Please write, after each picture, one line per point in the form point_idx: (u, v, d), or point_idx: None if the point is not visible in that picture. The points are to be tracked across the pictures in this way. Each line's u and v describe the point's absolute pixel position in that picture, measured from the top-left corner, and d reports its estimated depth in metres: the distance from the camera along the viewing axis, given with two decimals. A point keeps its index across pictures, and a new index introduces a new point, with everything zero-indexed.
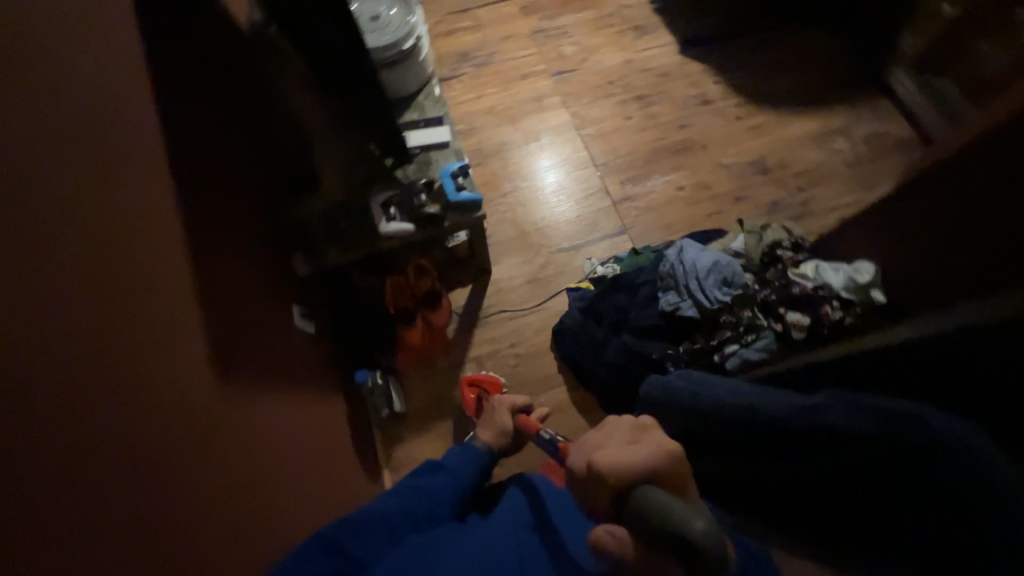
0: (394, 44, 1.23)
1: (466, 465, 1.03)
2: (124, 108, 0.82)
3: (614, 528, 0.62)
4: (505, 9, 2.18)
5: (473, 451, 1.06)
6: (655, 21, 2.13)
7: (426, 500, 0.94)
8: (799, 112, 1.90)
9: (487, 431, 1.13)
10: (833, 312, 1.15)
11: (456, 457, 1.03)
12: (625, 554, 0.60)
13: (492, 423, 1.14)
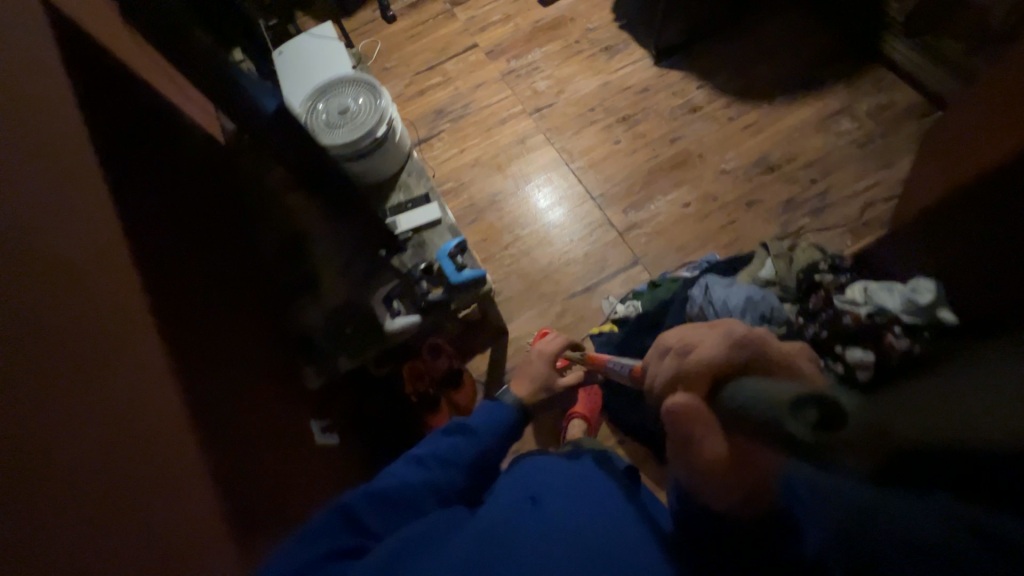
0: (367, 133, 1.19)
1: (494, 423, 0.96)
2: (132, 178, 0.95)
3: (695, 409, 0.63)
4: (472, 57, 2.17)
5: (504, 407, 1.00)
6: (625, 38, 2.08)
7: (445, 467, 0.85)
8: (793, 99, 1.80)
9: (527, 382, 1.14)
10: (898, 340, 1.08)
11: (484, 415, 0.97)
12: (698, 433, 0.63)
13: (536, 372, 1.17)
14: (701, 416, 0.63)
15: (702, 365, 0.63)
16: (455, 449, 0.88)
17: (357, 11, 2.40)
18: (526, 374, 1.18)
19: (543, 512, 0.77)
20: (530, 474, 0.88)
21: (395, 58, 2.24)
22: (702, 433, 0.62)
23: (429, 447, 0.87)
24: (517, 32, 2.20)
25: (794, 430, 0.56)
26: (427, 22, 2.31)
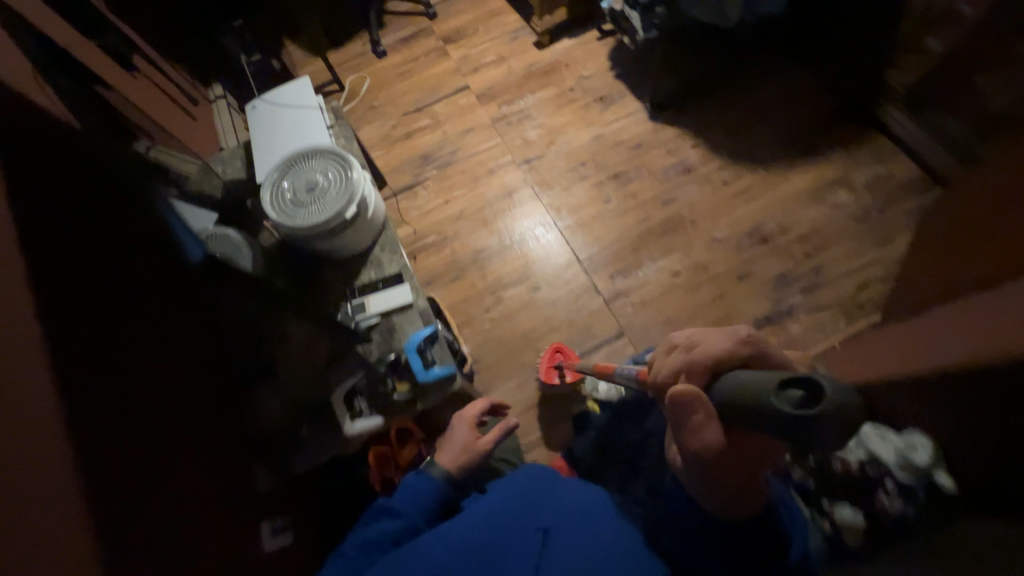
0: (336, 215, 1.11)
1: (418, 501, 1.03)
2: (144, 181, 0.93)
3: (691, 397, 0.62)
4: (463, 100, 2.10)
5: (428, 481, 1.06)
6: (620, 87, 2.01)
7: (382, 548, 0.96)
8: (790, 165, 1.75)
9: (447, 454, 1.14)
10: (890, 502, 0.99)
11: (406, 495, 1.03)
12: (697, 420, 0.62)
13: (456, 444, 1.16)
14: (705, 402, 0.61)
15: (710, 356, 0.64)
16: (392, 526, 0.98)
17: (347, 42, 2.33)
18: (448, 446, 1.17)
19: (545, 546, 0.91)
20: (511, 501, 1.00)
21: (384, 95, 2.17)
22: (697, 424, 0.62)
23: (371, 529, 0.98)
24: (509, 75, 2.13)
25: (773, 405, 0.50)
26: (418, 58, 2.24)
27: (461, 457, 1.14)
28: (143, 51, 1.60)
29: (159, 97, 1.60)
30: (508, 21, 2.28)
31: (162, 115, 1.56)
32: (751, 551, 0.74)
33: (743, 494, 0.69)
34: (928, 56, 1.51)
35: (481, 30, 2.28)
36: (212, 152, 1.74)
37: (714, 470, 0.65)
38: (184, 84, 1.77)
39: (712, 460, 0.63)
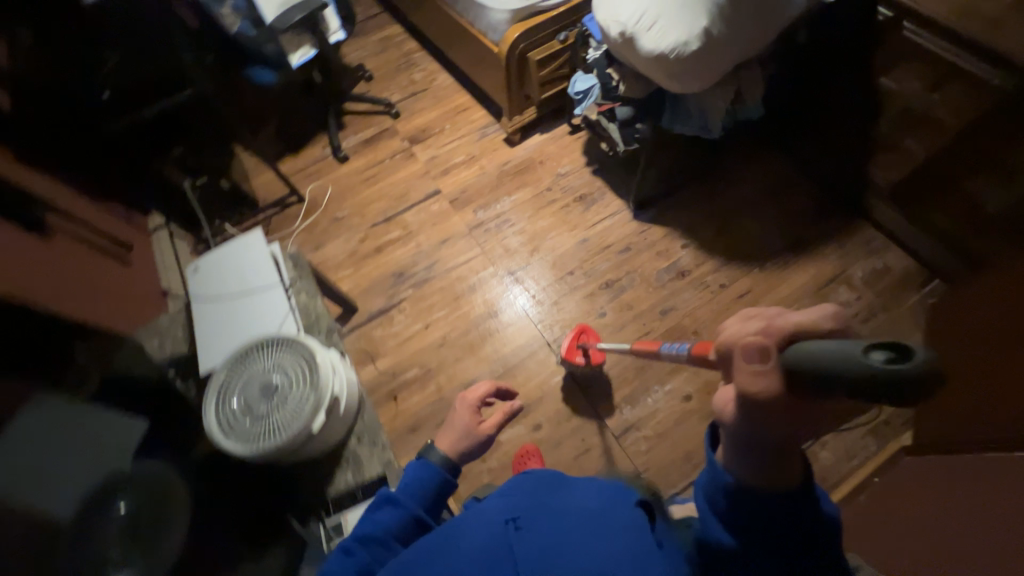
0: (298, 433, 0.90)
1: (420, 489, 0.85)
2: None
3: (751, 345, 0.51)
4: (435, 206, 1.97)
5: (433, 468, 0.87)
6: (599, 184, 1.93)
7: (381, 545, 0.76)
8: (786, 264, 1.68)
9: (448, 438, 0.93)
10: None
11: (408, 481, 0.85)
12: (755, 371, 0.50)
13: (457, 428, 0.94)
14: (770, 354, 0.50)
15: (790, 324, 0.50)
16: (392, 517, 0.79)
17: (305, 147, 2.18)
18: (448, 431, 0.95)
19: (515, 540, 0.66)
20: (511, 496, 0.75)
21: (349, 205, 2.01)
22: (757, 373, 0.50)
23: (369, 523, 0.78)
24: (483, 176, 2.03)
25: (853, 371, 0.44)
26: (383, 161, 2.12)
27: (464, 443, 0.93)
28: (67, 211, 1.37)
29: (90, 263, 1.38)
30: (475, 117, 2.20)
31: (94, 285, 1.34)
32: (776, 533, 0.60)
33: (784, 460, 0.58)
34: (908, 157, 1.48)
35: (448, 127, 2.19)
36: (155, 313, 1.52)
37: (762, 427, 0.53)
38: (122, 235, 1.56)
39: (757, 416, 0.52)
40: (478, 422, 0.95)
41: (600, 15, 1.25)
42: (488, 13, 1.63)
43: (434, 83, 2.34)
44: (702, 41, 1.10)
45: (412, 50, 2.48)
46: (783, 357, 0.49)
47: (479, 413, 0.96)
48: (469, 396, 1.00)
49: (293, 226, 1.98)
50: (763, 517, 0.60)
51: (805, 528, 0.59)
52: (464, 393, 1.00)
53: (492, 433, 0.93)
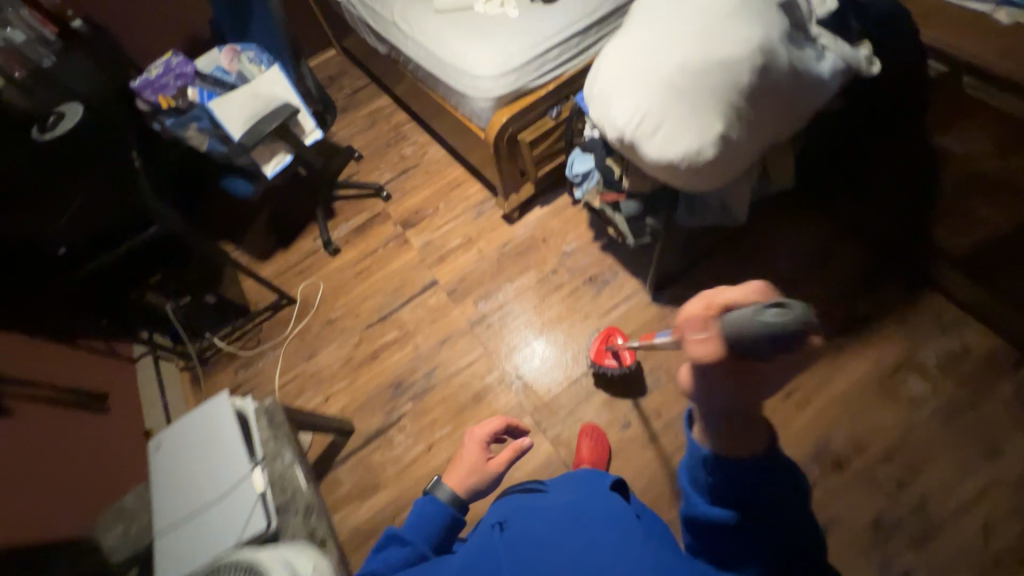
0: None
1: (426, 524, 0.80)
2: None
3: (696, 325, 0.49)
4: (432, 300, 1.81)
5: (440, 504, 0.83)
6: (611, 263, 1.73)
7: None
8: (839, 350, 1.42)
9: (456, 473, 0.90)
10: None
11: (413, 522, 0.80)
12: (701, 342, 0.48)
13: (465, 465, 0.91)
14: (707, 323, 0.49)
15: (724, 298, 0.49)
16: (397, 555, 0.74)
17: (295, 241, 2.08)
18: (457, 467, 0.92)
19: (508, 534, 0.64)
20: (499, 509, 0.75)
21: (341, 305, 1.88)
22: (701, 346, 0.49)
23: (373, 561, 0.74)
24: (481, 261, 1.86)
25: (767, 330, 0.44)
26: (376, 251, 1.98)
27: (471, 478, 0.89)
28: (22, 380, 1.26)
29: (45, 440, 1.23)
30: (470, 192, 2.05)
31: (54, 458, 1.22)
32: (766, 503, 0.54)
33: (761, 433, 0.55)
34: None
35: (442, 207, 2.04)
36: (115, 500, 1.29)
37: (726, 400, 0.51)
38: (91, 385, 1.43)
39: (714, 386, 0.51)
40: (487, 459, 0.91)
41: (593, 108, 1.06)
42: (469, 101, 1.47)
43: (425, 157, 2.21)
44: (718, 146, 0.90)
45: (401, 123, 2.37)
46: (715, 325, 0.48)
47: (487, 451, 0.92)
48: (475, 431, 0.95)
49: (285, 333, 1.85)
50: (741, 488, 0.55)
51: (781, 493, 0.55)
52: (472, 428, 0.96)
53: (505, 467, 0.90)
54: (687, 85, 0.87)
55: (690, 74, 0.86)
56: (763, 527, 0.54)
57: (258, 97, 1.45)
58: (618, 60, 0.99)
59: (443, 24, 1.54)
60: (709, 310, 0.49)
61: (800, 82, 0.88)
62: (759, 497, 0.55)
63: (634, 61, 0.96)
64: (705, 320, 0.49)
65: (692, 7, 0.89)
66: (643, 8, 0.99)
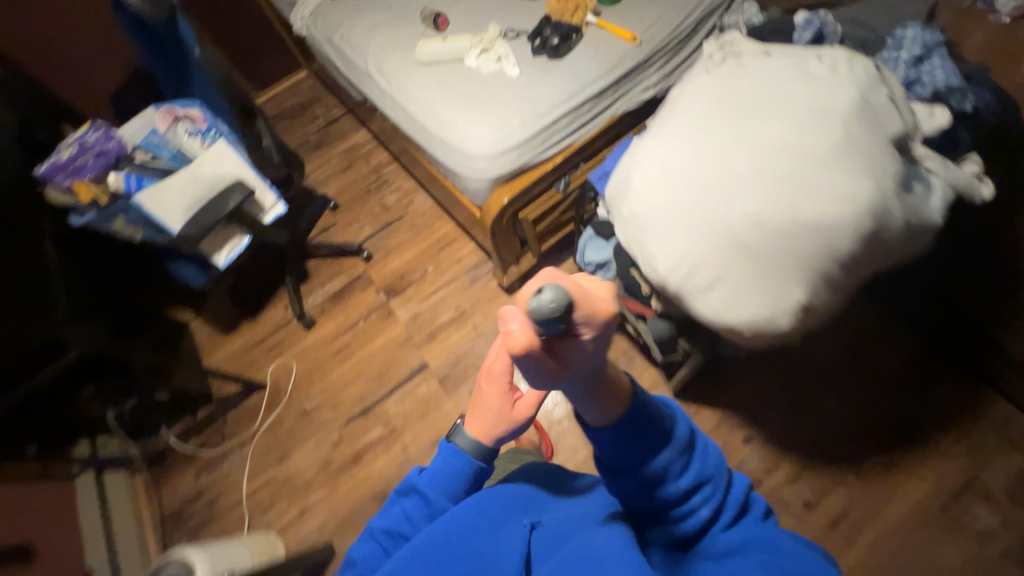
0: None
1: (451, 476, 0.64)
2: None
3: (507, 318, 0.45)
4: (422, 389, 1.58)
5: (465, 457, 0.64)
6: (626, 346, 1.46)
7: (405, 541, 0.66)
8: (891, 467, 1.24)
9: (479, 419, 0.62)
10: None
11: (432, 471, 0.66)
12: (516, 334, 0.44)
13: (486, 408, 0.61)
14: (513, 317, 0.45)
15: (522, 288, 0.45)
16: (419, 512, 0.66)
17: (263, 310, 1.82)
18: (477, 407, 0.62)
19: (538, 547, 0.60)
20: (523, 492, 0.70)
21: (317, 392, 1.64)
22: (516, 340, 0.44)
23: (393, 515, 0.68)
24: (477, 340, 1.63)
25: (551, 313, 0.42)
26: (356, 325, 1.74)
27: (498, 427, 0.61)
28: None
29: None
30: (462, 254, 1.81)
31: None
32: (626, 443, 0.57)
33: (609, 396, 0.54)
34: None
35: (431, 270, 1.80)
36: None
37: (558, 384, 0.49)
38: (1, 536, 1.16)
39: (545, 379, 0.48)
40: (514, 402, 0.60)
41: (625, 232, 0.84)
42: (461, 180, 1.21)
43: (410, 208, 1.96)
44: (796, 317, 0.68)
45: (381, 165, 2.10)
46: (521, 315, 0.44)
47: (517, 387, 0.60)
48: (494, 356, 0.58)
49: (253, 428, 1.61)
50: (608, 441, 0.57)
51: (641, 430, 0.56)
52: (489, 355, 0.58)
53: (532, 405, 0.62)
54: (761, 244, 0.65)
55: (767, 231, 0.64)
56: (628, 463, 0.57)
57: (201, 178, 1.17)
58: (658, 185, 0.76)
59: (429, 81, 1.27)
60: (516, 304, 0.45)
61: (911, 237, 0.66)
62: (618, 438, 0.57)
63: (681, 192, 0.73)
64: (512, 312, 0.45)
65: (766, 135, 0.66)
66: (691, 117, 0.76)
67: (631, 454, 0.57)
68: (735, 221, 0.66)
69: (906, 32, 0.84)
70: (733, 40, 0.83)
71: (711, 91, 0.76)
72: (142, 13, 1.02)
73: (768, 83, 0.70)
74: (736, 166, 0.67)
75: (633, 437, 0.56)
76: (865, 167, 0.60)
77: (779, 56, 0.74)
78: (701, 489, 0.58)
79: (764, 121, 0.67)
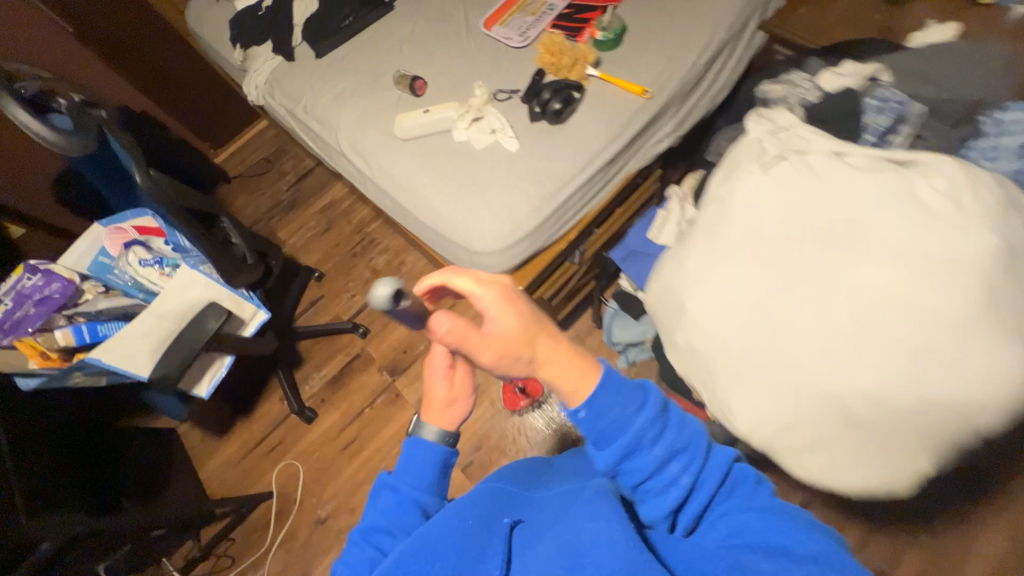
0: None
1: (428, 473, 0.64)
2: None
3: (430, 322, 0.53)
4: None
5: (428, 444, 0.65)
6: None
7: (386, 537, 0.60)
8: (965, 526, 1.15)
9: (434, 409, 0.65)
10: None
11: (408, 467, 0.64)
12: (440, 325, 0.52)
13: (438, 398, 0.65)
14: (434, 322, 0.53)
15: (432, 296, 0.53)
16: (393, 508, 0.62)
17: (257, 405, 1.66)
18: (432, 401, 0.65)
19: (519, 544, 0.56)
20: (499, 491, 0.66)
21: (330, 495, 1.51)
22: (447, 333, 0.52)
23: (370, 514, 0.63)
24: (497, 417, 1.51)
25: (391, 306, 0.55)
26: (362, 413, 1.60)
27: (456, 411, 0.66)
28: None
29: None
30: None
31: None
32: (606, 421, 0.54)
33: (566, 357, 0.55)
34: None
35: None
36: None
37: (510, 355, 0.52)
38: None
39: (496, 355, 0.52)
40: (460, 382, 0.65)
41: (681, 363, 0.73)
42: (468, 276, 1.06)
43: (403, 270, 1.79)
44: (916, 484, 0.59)
45: (364, 222, 1.93)
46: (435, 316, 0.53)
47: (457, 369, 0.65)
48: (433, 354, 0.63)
49: (265, 544, 1.48)
50: (595, 420, 0.54)
51: (617, 406, 0.54)
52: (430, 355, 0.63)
53: (473, 388, 0.65)
54: (886, 420, 0.55)
55: (890, 409, 0.54)
56: (610, 440, 0.55)
57: (167, 314, 1.01)
58: (735, 325, 0.64)
59: (414, 160, 1.10)
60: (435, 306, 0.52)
61: None
62: (596, 415, 0.54)
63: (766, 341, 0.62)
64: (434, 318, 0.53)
65: (875, 283, 0.56)
66: (765, 239, 0.64)
67: (611, 425, 0.55)
68: (850, 389, 0.56)
69: (1008, 113, 0.77)
70: (790, 128, 0.72)
71: (783, 206, 0.65)
72: (44, 136, 0.77)
73: (859, 209, 0.60)
74: (841, 319, 0.57)
75: (611, 408, 0.54)
76: (996, 336, 0.52)
77: (858, 162, 0.64)
78: (682, 457, 0.55)
79: (866, 262, 0.57)
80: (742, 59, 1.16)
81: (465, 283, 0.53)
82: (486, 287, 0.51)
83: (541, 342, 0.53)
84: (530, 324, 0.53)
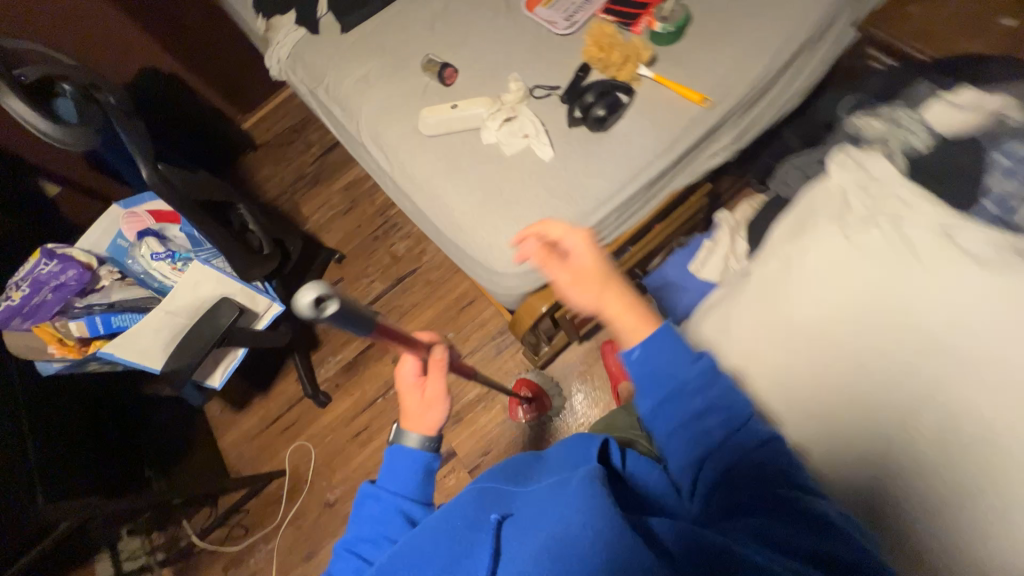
0: None
1: (405, 475, 0.71)
2: None
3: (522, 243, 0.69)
4: (451, 480, 1.46)
5: (409, 451, 0.72)
6: None
7: (370, 545, 0.67)
8: None
9: (413, 420, 0.75)
10: None
11: (389, 475, 0.72)
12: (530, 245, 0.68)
13: (414, 412, 0.76)
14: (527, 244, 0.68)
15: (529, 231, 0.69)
16: (376, 515, 0.69)
17: (274, 383, 1.69)
18: (409, 416, 0.76)
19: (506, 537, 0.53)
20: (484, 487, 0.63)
21: (340, 481, 1.54)
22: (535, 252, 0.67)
23: (355, 524, 0.70)
24: (508, 423, 1.48)
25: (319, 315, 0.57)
26: (375, 403, 1.60)
27: (432, 417, 0.75)
28: None
29: None
30: (486, 317, 1.61)
31: None
32: (660, 366, 0.58)
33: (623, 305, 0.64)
34: None
35: (451, 337, 1.62)
36: None
37: (581, 284, 0.65)
38: None
39: (569, 280, 0.65)
40: (432, 391, 0.78)
41: None
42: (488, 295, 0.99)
43: (423, 259, 1.73)
44: None
45: (388, 205, 1.86)
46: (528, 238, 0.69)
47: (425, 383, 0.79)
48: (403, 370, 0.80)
49: (277, 519, 1.53)
50: (649, 364, 0.59)
51: (672, 354, 0.58)
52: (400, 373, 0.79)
53: (443, 394, 0.77)
54: (940, 544, 0.52)
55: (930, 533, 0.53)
56: (660, 385, 0.58)
57: (178, 309, 0.99)
58: (801, 408, 0.62)
59: (437, 161, 1.01)
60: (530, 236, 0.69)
61: None
62: (650, 351, 0.59)
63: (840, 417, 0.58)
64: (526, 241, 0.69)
65: (957, 401, 0.53)
66: (843, 330, 0.60)
67: (664, 367, 0.58)
68: (906, 509, 0.54)
69: None
70: (884, 183, 0.65)
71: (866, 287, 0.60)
72: (44, 128, 0.72)
73: (961, 314, 0.54)
74: (922, 428, 0.54)
75: (665, 350, 0.59)
76: None
77: (965, 244, 0.57)
78: (722, 417, 0.56)
79: (957, 378, 0.53)
80: (824, 63, 0.99)
81: (557, 230, 0.68)
82: (572, 232, 0.67)
83: (611, 287, 0.64)
84: (603, 269, 0.65)
